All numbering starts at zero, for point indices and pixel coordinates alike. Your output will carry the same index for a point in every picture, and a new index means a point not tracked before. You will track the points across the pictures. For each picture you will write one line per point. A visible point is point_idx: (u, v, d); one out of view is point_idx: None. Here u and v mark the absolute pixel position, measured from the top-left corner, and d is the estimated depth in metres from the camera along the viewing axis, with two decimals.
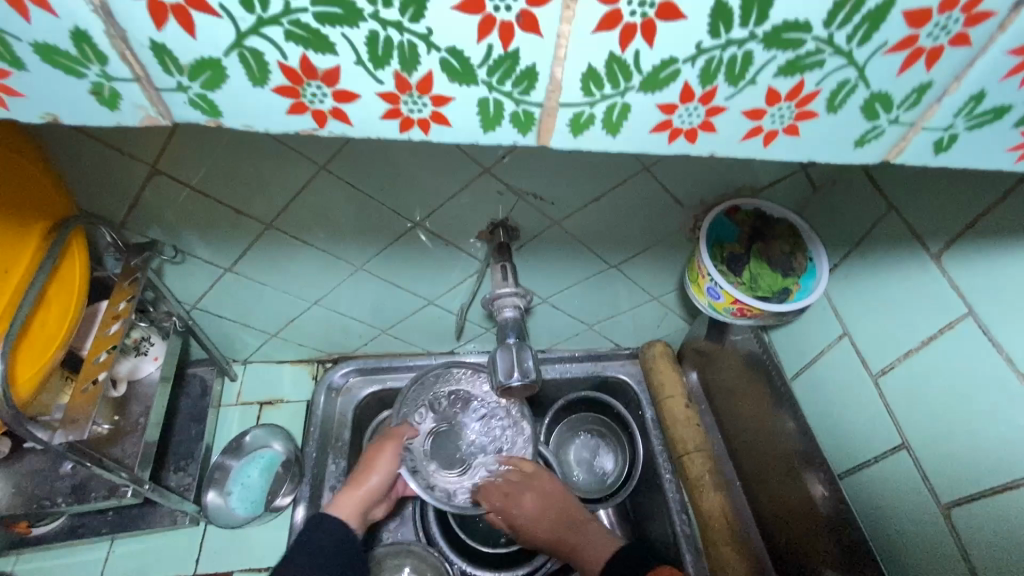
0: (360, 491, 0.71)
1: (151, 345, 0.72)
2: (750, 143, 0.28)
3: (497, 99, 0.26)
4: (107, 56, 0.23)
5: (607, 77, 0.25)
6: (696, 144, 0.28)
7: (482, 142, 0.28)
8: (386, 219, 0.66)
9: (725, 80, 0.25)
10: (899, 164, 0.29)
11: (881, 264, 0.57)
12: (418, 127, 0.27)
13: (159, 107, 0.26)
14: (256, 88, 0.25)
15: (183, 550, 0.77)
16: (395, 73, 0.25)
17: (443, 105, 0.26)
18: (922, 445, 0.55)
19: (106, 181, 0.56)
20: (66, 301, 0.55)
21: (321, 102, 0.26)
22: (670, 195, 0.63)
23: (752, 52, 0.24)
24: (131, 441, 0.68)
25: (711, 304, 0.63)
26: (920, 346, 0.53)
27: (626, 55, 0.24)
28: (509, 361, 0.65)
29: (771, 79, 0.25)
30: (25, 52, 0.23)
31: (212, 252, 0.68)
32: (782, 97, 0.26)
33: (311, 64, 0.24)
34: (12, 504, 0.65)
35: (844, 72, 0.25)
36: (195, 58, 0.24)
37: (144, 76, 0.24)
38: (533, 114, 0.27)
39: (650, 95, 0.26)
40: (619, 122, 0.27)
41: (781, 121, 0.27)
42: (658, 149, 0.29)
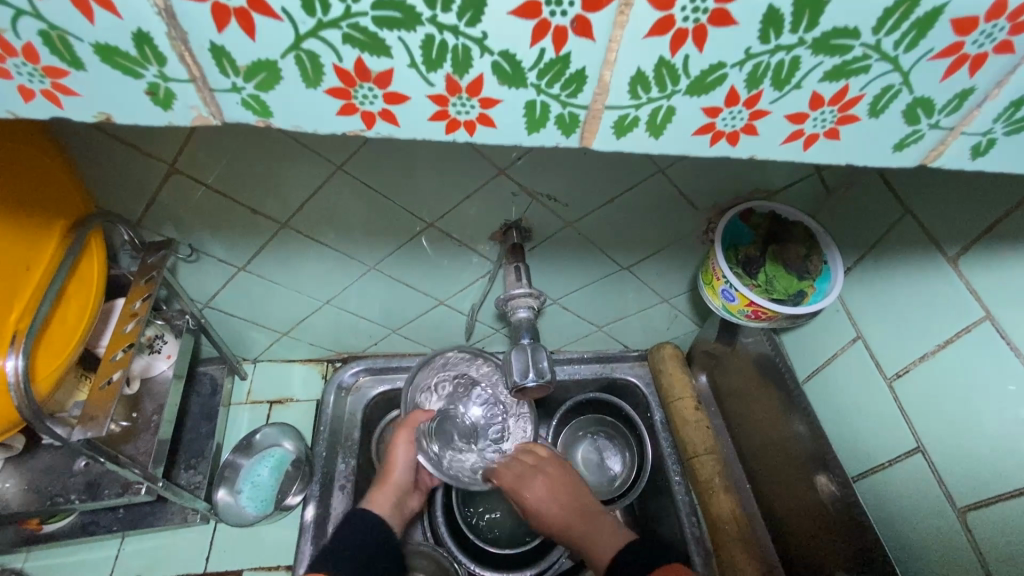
0: (387, 487, 0.74)
1: (164, 343, 0.72)
2: (791, 147, 0.28)
3: (544, 102, 0.26)
4: (166, 57, 0.24)
5: (655, 81, 0.25)
6: (737, 147, 0.28)
7: (525, 144, 0.28)
8: (400, 219, 0.66)
9: (771, 85, 0.26)
10: (937, 167, 0.29)
11: (897, 267, 0.57)
12: (463, 128, 0.27)
13: (212, 107, 0.26)
14: (308, 90, 0.25)
15: (194, 548, 0.77)
16: (446, 76, 0.25)
17: (490, 107, 0.26)
18: (938, 449, 0.55)
19: (129, 180, 0.56)
20: (85, 298, 0.55)
21: (371, 104, 0.26)
22: (685, 198, 0.63)
23: (800, 57, 0.24)
24: (144, 440, 0.68)
25: (725, 306, 0.63)
26: (935, 350, 0.53)
27: (676, 59, 0.24)
28: (523, 361, 0.65)
29: (817, 84, 0.25)
30: (86, 53, 0.23)
31: (227, 251, 0.69)
32: (826, 101, 0.26)
33: (365, 66, 0.24)
34: (27, 501, 0.65)
35: (889, 77, 0.25)
36: (253, 60, 0.24)
37: (200, 76, 0.25)
38: (578, 117, 0.27)
39: (697, 99, 0.26)
40: (663, 125, 0.27)
41: (823, 125, 0.27)
42: (699, 152, 0.29)
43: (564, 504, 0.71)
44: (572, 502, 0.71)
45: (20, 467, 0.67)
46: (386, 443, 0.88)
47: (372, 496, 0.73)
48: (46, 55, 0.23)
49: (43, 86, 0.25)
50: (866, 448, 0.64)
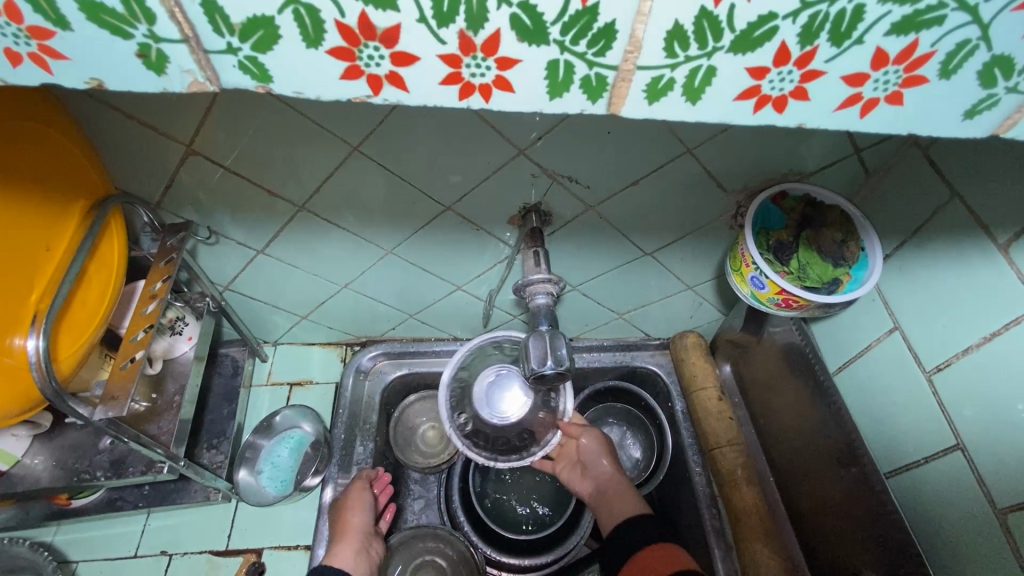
0: (349, 537, 0.72)
1: (185, 325, 0.73)
2: (846, 113, 0.26)
3: (568, 61, 0.24)
4: (155, 15, 0.22)
5: (695, 37, 0.23)
6: (785, 115, 0.26)
7: (546, 110, 0.26)
8: (418, 202, 0.65)
9: (828, 40, 0.23)
10: (1012, 138, 0.27)
11: (941, 253, 0.54)
12: (478, 94, 0.26)
13: (207, 71, 0.25)
14: (309, 50, 0.24)
15: (216, 526, 0.78)
16: (460, 32, 0.23)
17: (508, 69, 0.25)
18: (978, 446, 0.52)
19: (147, 160, 0.56)
20: (105, 278, 0.55)
21: (377, 66, 0.24)
22: (713, 180, 0.60)
23: (864, 5, 0.22)
24: (167, 418, 0.69)
25: (753, 294, 0.61)
26: (980, 344, 0.50)
27: (720, 9, 0.22)
28: (542, 348, 0.64)
29: (882, 39, 0.23)
30: (70, 9, 0.22)
31: (245, 234, 0.69)
32: (891, 60, 0.24)
33: (370, 22, 0.23)
34: (54, 477, 0.67)
35: (967, 31, 0.23)
36: (248, 16, 0.23)
37: (193, 36, 0.24)
38: (606, 79, 0.25)
39: (740, 57, 0.24)
40: (701, 88, 0.25)
41: (885, 88, 0.25)
42: (742, 120, 0.27)
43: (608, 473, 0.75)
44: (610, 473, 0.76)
45: (48, 444, 0.69)
46: (403, 426, 0.89)
47: (334, 552, 0.71)
48: (31, 14, 0.22)
49: (29, 49, 0.23)
50: (900, 443, 0.61)
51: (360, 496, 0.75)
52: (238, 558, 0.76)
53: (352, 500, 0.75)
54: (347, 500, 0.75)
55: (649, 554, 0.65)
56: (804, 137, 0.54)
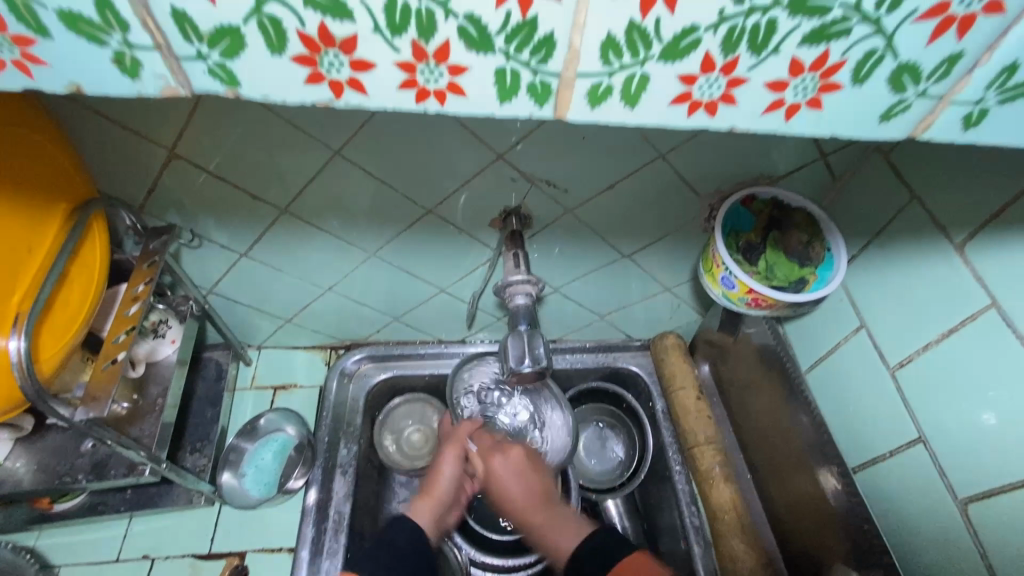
0: (431, 498, 0.71)
1: (168, 328, 0.73)
2: (773, 117, 0.28)
3: (514, 69, 0.25)
4: (128, 23, 0.24)
5: (627, 46, 0.25)
6: (716, 118, 0.28)
7: (499, 114, 0.28)
8: (399, 206, 0.66)
9: (748, 50, 0.25)
10: (927, 140, 0.29)
11: (903, 254, 0.56)
12: (434, 98, 0.27)
13: (179, 77, 0.26)
14: (274, 57, 0.25)
15: (199, 529, 0.78)
16: (412, 41, 0.25)
17: (460, 75, 0.26)
18: (940, 439, 0.54)
19: (126, 165, 0.57)
20: (87, 280, 0.56)
21: (338, 72, 0.26)
22: (686, 184, 0.62)
23: (776, 19, 0.24)
24: (149, 421, 0.70)
25: (725, 294, 0.62)
26: (939, 339, 0.52)
27: (647, 22, 0.24)
28: (520, 347, 0.65)
29: (796, 49, 0.25)
30: (51, 19, 0.23)
31: (228, 238, 0.69)
32: (806, 68, 0.25)
33: (329, 32, 0.24)
34: (36, 479, 0.67)
35: (873, 41, 0.24)
36: (216, 26, 0.24)
37: (165, 43, 0.25)
38: (550, 85, 0.26)
39: (671, 65, 0.25)
40: (638, 94, 0.27)
41: (804, 93, 0.27)
42: (677, 123, 0.28)
43: (535, 488, 0.69)
44: (542, 489, 0.69)
45: (31, 447, 0.69)
46: (389, 429, 0.89)
47: (415, 507, 0.70)
48: (13, 23, 0.23)
49: (13, 55, 0.25)
50: (869, 438, 0.63)
51: (443, 467, 0.72)
52: (221, 561, 0.76)
53: (443, 464, 0.73)
54: (437, 464, 0.73)
55: (551, 523, 0.66)
56: (771, 142, 0.56)
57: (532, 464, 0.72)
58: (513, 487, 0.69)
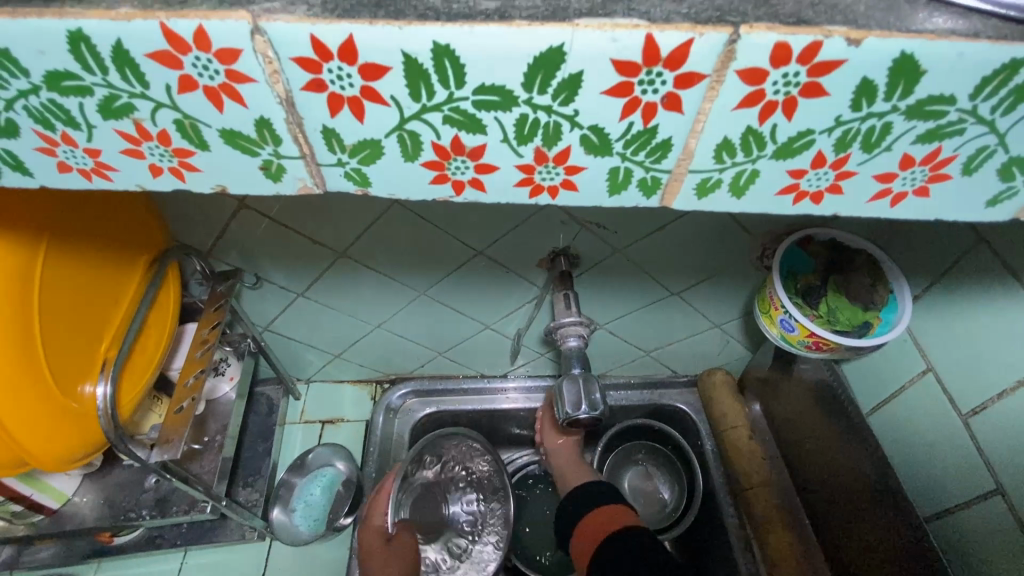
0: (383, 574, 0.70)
1: (228, 366, 0.77)
2: (878, 204, 0.28)
3: (627, 168, 0.27)
4: (281, 138, 0.26)
5: (741, 147, 0.25)
6: (821, 206, 0.28)
7: (606, 205, 0.29)
8: (451, 248, 0.68)
9: (860, 148, 0.25)
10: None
11: (971, 298, 0.54)
12: (546, 193, 0.28)
13: (315, 178, 0.29)
14: (407, 163, 0.27)
15: (251, 564, 0.79)
16: (536, 149, 0.26)
17: (575, 174, 0.27)
18: (1021, 492, 0.51)
19: (208, 218, 0.61)
20: (162, 326, 0.59)
21: (462, 174, 0.27)
22: (738, 223, 0.62)
23: (893, 122, 0.24)
24: (209, 458, 0.72)
25: (782, 336, 0.61)
26: (1015, 388, 0.50)
27: (764, 127, 0.24)
28: (576, 393, 0.65)
29: (910, 146, 0.25)
30: (213, 136, 0.26)
31: (288, 278, 0.72)
32: (918, 162, 0.26)
33: (460, 142, 0.26)
34: (102, 515, 0.69)
35: (986, 138, 0.25)
36: (358, 139, 0.26)
37: (309, 153, 0.27)
38: (660, 180, 0.27)
39: (783, 162, 0.26)
40: (745, 186, 0.27)
41: (912, 183, 0.27)
42: (781, 210, 0.29)
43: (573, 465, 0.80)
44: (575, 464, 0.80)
45: (98, 482, 0.71)
46: None
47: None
48: (178, 139, 0.27)
49: (171, 164, 0.28)
50: (939, 486, 0.60)
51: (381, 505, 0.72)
52: None
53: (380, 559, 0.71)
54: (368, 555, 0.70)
55: (596, 517, 0.70)
56: None
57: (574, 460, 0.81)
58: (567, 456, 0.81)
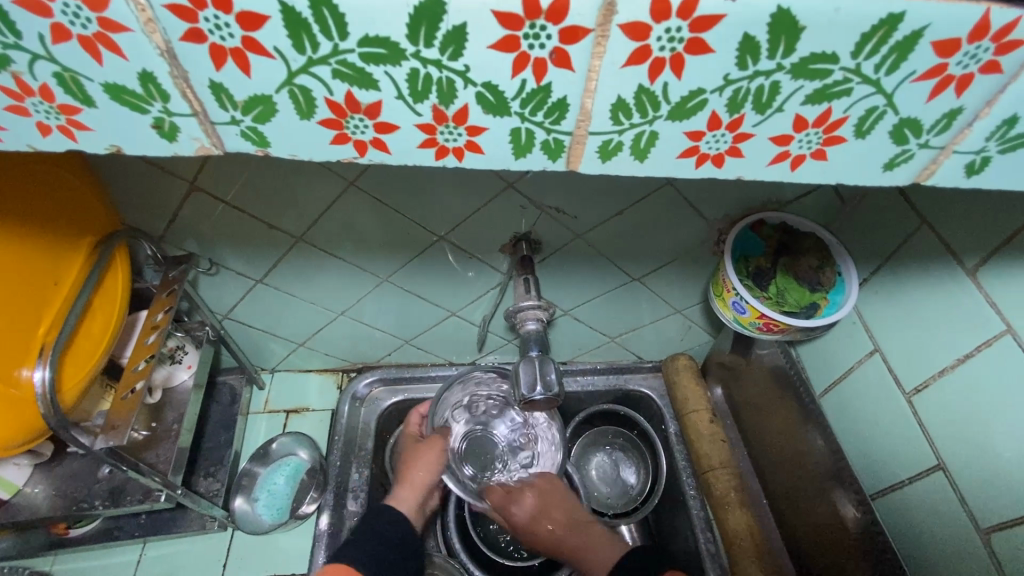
0: (413, 487, 0.74)
1: (185, 354, 0.75)
2: (778, 167, 0.29)
3: (529, 129, 0.26)
4: (169, 94, 0.25)
5: (636, 108, 0.25)
6: (723, 168, 0.29)
7: (513, 168, 0.29)
8: (412, 233, 0.67)
9: (753, 109, 0.26)
10: (930, 185, 0.29)
11: (915, 279, 0.56)
12: (452, 154, 0.28)
13: (213, 138, 0.28)
14: (303, 121, 0.26)
15: (212, 554, 0.78)
16: (432, 106, 0.26)
17: (477, 134, 0.27)
18: (958, 466, 0.53)
19: (149, 199, 0.59)
20: (109, 311, 0.57)
21: (362, 133, 0.27)
22: (695, 208, 0.63)
23: (780, 82, 0.24)
24: (165, 447, 0.71)
25: (736, 318, 0.62)
26: (955, 364, 0.52)
27: (655, 86, 0.25)
28: (532, 374, 0.65)
29: (799, 107, 0.25)
30: (95, 90, 0.25)
31: (245, 264, 0.71)
32: (810, 123, 0.26)
33: (354, 98, 0.25)
34: (54, 506, 0.67)
35: (872, 99, 0.25)
36: (249, 95, 0.25)
37: (201, 111, 0.26)
38: (563, 142, 0.27)
39: (679, 123, 0.26)
40: (647, 148, 0.28)
41: (808, 146, 0.27)
42: (684, 173, 0.29)
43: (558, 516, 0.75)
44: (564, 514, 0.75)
45: (49, 473, 0.69)
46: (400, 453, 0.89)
47: (397, 494, 0.73)
48: (61, 94, 0.25)
49: (58, 122, 0.26)
50: (885, 463, 0.62)
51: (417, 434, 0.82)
52: None
53: (424, 456, 0.76)
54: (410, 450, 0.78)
55: None
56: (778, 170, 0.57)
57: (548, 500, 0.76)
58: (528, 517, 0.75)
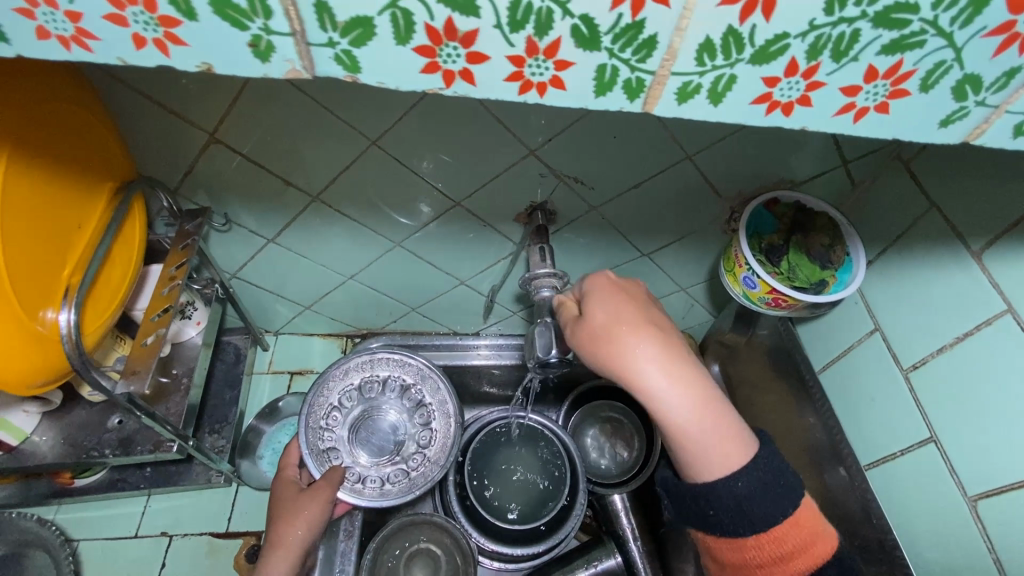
0: (285, 548, 0.65)
1: (194, 310, 0.75)
2: (841, 119, 0.29)
3: (615, 65, 0.27)
4: (273, 11, 0.25)
5: (722, 49, 0.26)
6: (791, 117, 0.29)
7: (591, 107, 0.30)
8: (429, 197, 0.67)
9: (830, 57, 0.27)
10: (977, 145, 0.31)
11: (919, 262, 0.58)
12: (535, 89, 0.29)
13: (305, 61, 0.28)
14: (398, 47, 0.27)
15: (217, 508, 0.80)
16: (527, 38, 0.26)
17: (564, 70, 0.27)
18: (949, 440, 0.56)
19: (167, 146, 0.58)
20: (127, 259, 0.57)
21: (453, 62, 0.27)
22: (711, 185, 0.64)
23: (860, 30, 0.25)
24: (175, 400, 0.71)
25: (745, 293, 0.64)
26: (954, 343, 0.54)
27: (744, 28, 0.25)
28: (548, 338, 0.66)
29: (873, 58, 0.26)
30: (200, 4, 0.25)
31: (257, 221, 0.71)
32: (879, 75, 0.27)
33: (453, 25, 0.26)
34: (62, 454, 0.68)
35: (942, 52, 0.26)
36: (351, 16, 0.25)
37: (300, 30, 0.26)
38: (644, 82, 0.28)
39: (758, 69, 0.27)
40: (723, 92, 0.28)
41: (874, 98, 0.28)
42: (753, 121, 0.30)
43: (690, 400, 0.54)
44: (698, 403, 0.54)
45: (57, 422, 0.70)
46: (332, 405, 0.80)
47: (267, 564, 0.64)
48: (164, 5, 0.25)
49: (154, 35, 0.26)
50: (877, 438, 0.65)
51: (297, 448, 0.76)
52: (238, 540, 0.78)
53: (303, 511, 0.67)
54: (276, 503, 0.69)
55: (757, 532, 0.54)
56: (793, 151, 0.59)
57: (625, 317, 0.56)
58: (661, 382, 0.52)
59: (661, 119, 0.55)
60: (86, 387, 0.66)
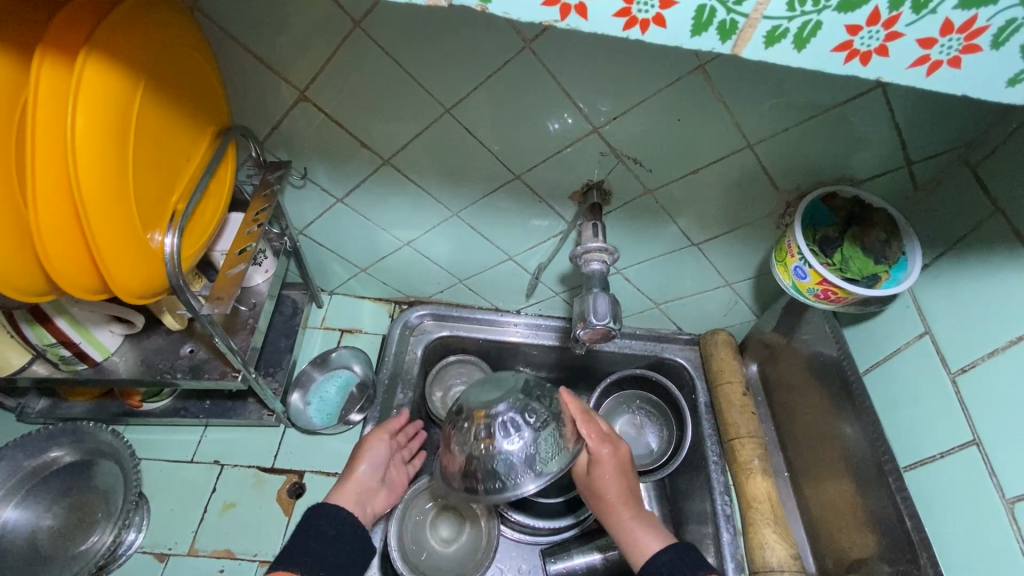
0: (351, 486, 0.76)
1: (264, 259, 0.80)
2: (916, 72, 0.31)
3: (712, 6, 0.29)
4: None
5: None
6: (868, 67, 0.31)
7: (685, 46, 0.32)
8: (493, 170, 0.71)
9: (910, 8, 0.28)
10: None
11: (978, 265, 0.58)
12: (638, 27, 0.31)
13: None
14: None
15: (265, 445, 0.86)
16: None
17: (668, 8, 0.30)
18: (994, 443, 0.55)
19: (260, 99, 0.64)
20: (219, 197, 0.63)
21: None
22: (768, 177, 0.65)
23: None
24: (241, 337, 0.77)
25: (795, 285, 0.65)
26: (1007, 346, 0.54)
27: None
28: (609, 306, 0.68)
29: (951, 11, 0.28)
30: None
31: (331, 182, 0.76)
32: (956, 29, 0.29)
33: None
34: (139, 372, 0.74)
35: (1016, 10, 0.28)
36: None
37: None
38: (737, 24, 0.30)
39: (844, 15, 0.29)
40: (808, 38, 0.30)
41: (948, 52, 0.30)
42: (832, 70, 0.32)
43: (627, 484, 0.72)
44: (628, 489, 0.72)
45: (136, 345, 0.77)
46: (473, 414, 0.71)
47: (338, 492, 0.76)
48: None
49: None
50: (915, 440, 0.64)
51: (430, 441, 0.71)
52: (281, 477, 0.83)
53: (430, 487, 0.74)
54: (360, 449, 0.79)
55: None
56: (854, 147, 0.60)
57: (623, 464, 0.73)
58: (612, 484, 0.71)
59: (725, 104, 0.57)
60: (169, 316, 0.73)
